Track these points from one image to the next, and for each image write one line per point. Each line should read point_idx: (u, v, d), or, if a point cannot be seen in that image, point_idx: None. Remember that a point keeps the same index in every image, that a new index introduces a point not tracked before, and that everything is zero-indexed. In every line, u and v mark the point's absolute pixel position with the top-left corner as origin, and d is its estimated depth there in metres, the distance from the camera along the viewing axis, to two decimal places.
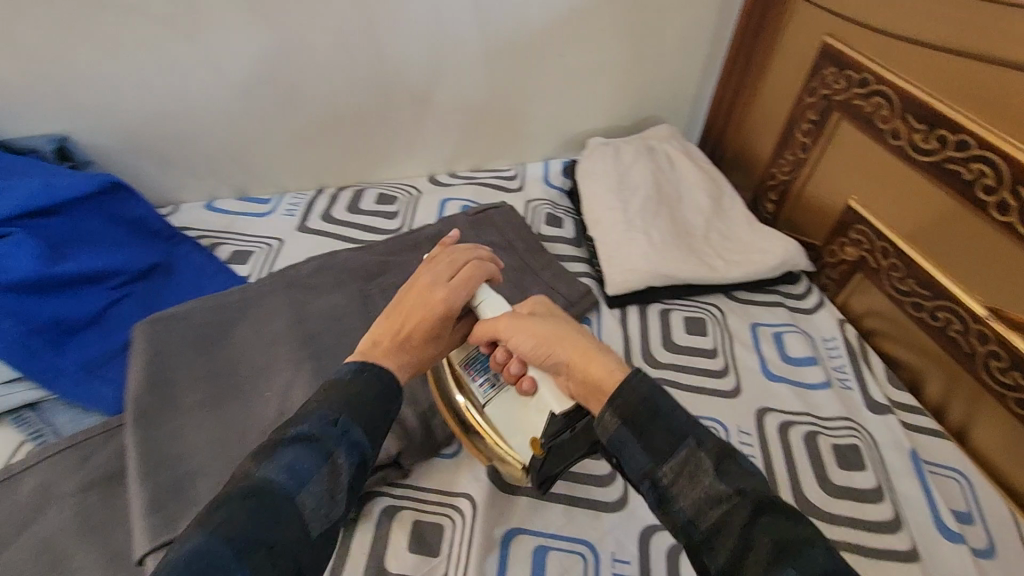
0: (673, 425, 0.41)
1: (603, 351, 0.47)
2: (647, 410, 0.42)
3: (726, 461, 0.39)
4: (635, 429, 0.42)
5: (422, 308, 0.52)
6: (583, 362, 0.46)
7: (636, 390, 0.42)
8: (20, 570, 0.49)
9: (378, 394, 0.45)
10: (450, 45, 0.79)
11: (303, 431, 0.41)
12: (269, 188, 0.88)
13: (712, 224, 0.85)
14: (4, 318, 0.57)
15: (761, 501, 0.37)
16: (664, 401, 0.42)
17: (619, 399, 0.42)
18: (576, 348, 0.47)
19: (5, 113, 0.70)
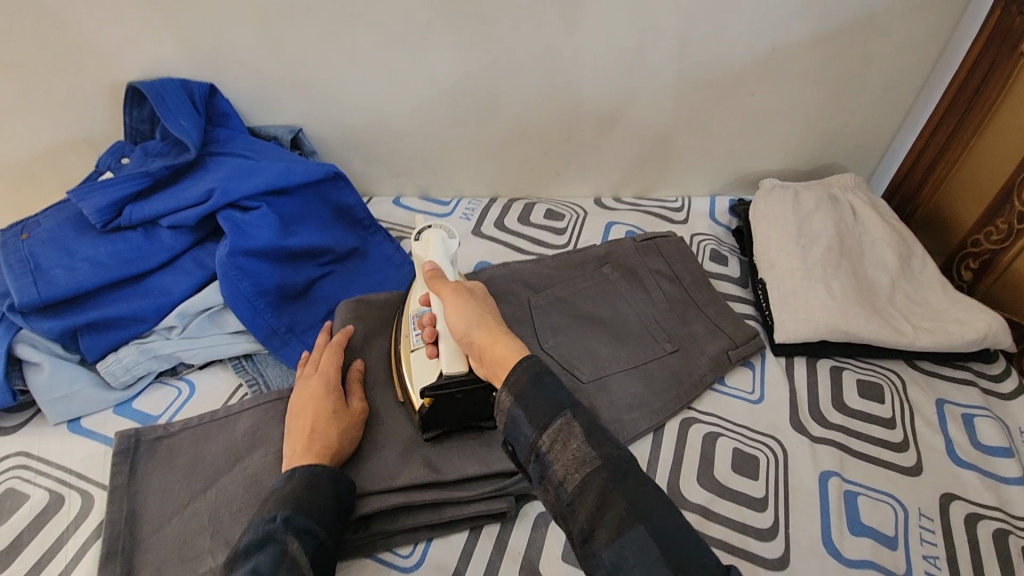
0: (555, 399, 0.45)
1: (508, 337, 0.51)
2: (533, 385, 0.46)
3: (596, 433, 0.44)
4: (521, 403, 0.45)
5: (309, 399, 0.59)
6: (488, 343, 0.51)
7: (525, 370, 0.46)
8: (234, 500, 0.55)
9: (305, 486, 0.51)
10: (646, 76, 0.81)
11: (245, 540, 0.47)
12: (449, 192, 0.94)
13: (898, 286, 0.80)
14: (245, 279, 0.66)
15: (624, 473, 0.42)
16: (533, 374, 0.46)
17: (509, 379, 0.47)
18: (483, 334, 0.52)
19: (257, 103, 0.81)
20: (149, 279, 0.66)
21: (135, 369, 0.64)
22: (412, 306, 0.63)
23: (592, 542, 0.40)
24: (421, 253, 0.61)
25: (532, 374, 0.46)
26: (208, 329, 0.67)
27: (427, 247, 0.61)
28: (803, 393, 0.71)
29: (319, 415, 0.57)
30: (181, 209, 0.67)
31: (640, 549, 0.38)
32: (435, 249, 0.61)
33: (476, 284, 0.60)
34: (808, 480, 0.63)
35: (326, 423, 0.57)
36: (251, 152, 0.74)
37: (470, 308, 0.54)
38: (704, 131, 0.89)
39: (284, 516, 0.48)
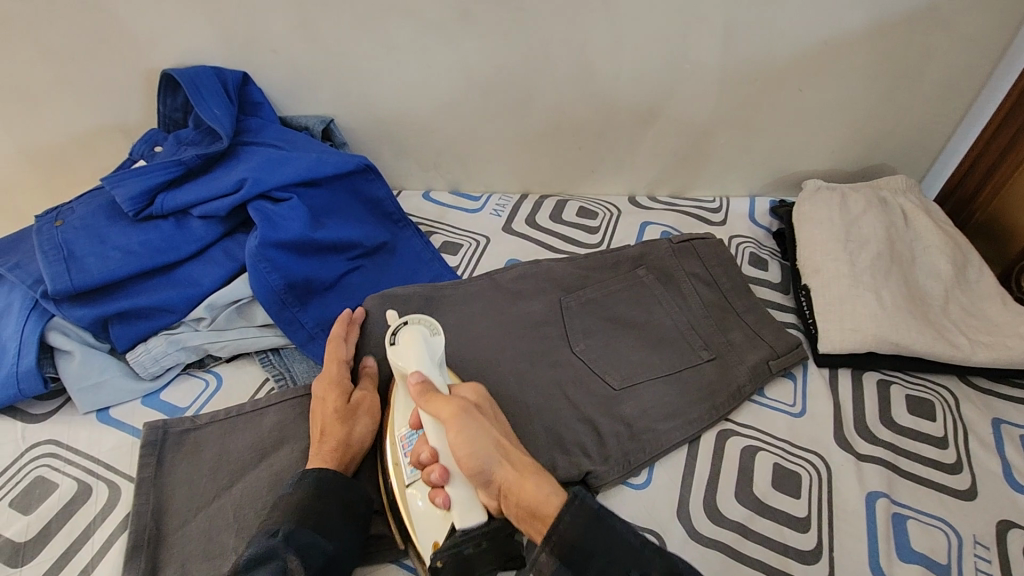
0: (618, 547, 0.44)
1: (538, 474, 0.48)
2: (583, 548, 0.44)
3: None
4: (572, 564, 0.44)
5: (318, 400, 0.58)
6: (517, 488, 0.47)
7: (570, 528, 0.44)
8: (258, 498, 0.55)
9: (310, 500, 0.49)
10: (689, 70, 0.78)
11: (244, 554, 0.45)
12: (479, 187, 0.92)
13: (952, 296, 0.75)
14: (273, 272, 0.64)
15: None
16: (585, 520, 0.45)
17: (556, 534, 0.45)
18: (510, 473, 0.47)
19: (290, 93, 0.80)
20: (179, 269, 0.66)
21: (164, 360, 0.63)
22: (398, 423, 0.55)
23: None
24: (404, 364, 0.53)
25: (582, 529, 0.45)
26: (236, 321, 0.66)
27: (410, 356, 0.53)
28: (848, 407, 0.68)
29: (325, 416, 0.56)
30: (212, 198, 0.66)
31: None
32: (418, 355, 0.53)
33: (472, 389, 0.54)
34: (853, 500, 0.60)
35: (334, 422, 0.56)
36: (283, 142, 0.73)
37: (484, 434, 0.49)
38: (747, 129, 0.85)
39: (284, 530, 0.46)
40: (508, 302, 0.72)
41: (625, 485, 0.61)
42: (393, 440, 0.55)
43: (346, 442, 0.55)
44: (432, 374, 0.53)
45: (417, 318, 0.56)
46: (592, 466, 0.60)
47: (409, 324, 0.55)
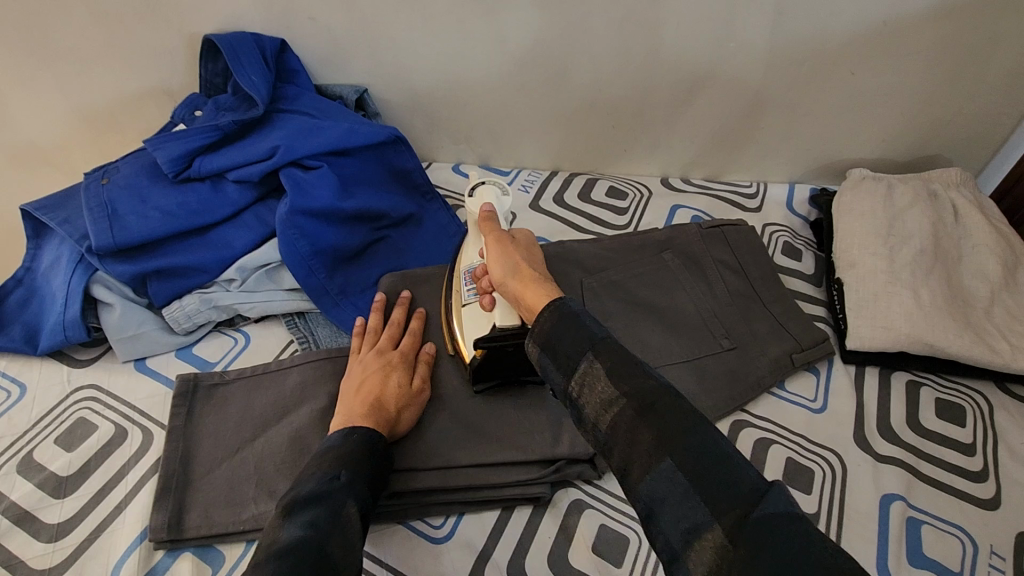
0: (583, 333, 0.46)
1: (541, 283, 0.53)
2: (557, 333, 0.47)
3: (620, 367, 0.43)
4: (549, 352, 0.47)
5: (370, 373, 0.59)
6: (522, 292, 0.53)
7: (546, 321, 0.48)
8: (277, 454, 0.58)
9: (361, 454, 0.51)
10: (733, 48, 0.75)
11: (305, 490, 0.46)
12: (509, 162, 0.92)
13: (998, 298, 0.71)
14: (301, 239, 0.67)
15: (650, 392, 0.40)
16: (560, 319, 0.47)
17: (539, 327, 0.48)
18: (514, 277, 0.54)
19: (326, 62, 0.81)
20: (214, 231, 0.68)
21: (197, 317, 0.67)
22: (463, 262, 0.64)
23: (630, 478, 0.38)
24: (476, 209, 0.64)
25: (557, 322, 0.47)
26: (265, 284, 0.69)
27: (481, 202, 0.64)
28: (871, 406, 0.66)
29: (377, 387, 0.58)
30: (246, 164, 0.68)
31: (667, 481, 0.36)
32: (489, 203, 0.64)
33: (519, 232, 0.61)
34: (867, 501, 0.59)
35: (388, 396, 0.58)
36: (317, 110, 0.74)
37: (506, 258, 0.56)
38: (791, 111, 0.82)
39: (343, 477, 0.48)
40: None
41: None
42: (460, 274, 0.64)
43: (393, 420, 0.57)
44: (495, 216, 0.63)
45: (492, 180, 0.67)
46: None
47: (486, 184, 0.67)
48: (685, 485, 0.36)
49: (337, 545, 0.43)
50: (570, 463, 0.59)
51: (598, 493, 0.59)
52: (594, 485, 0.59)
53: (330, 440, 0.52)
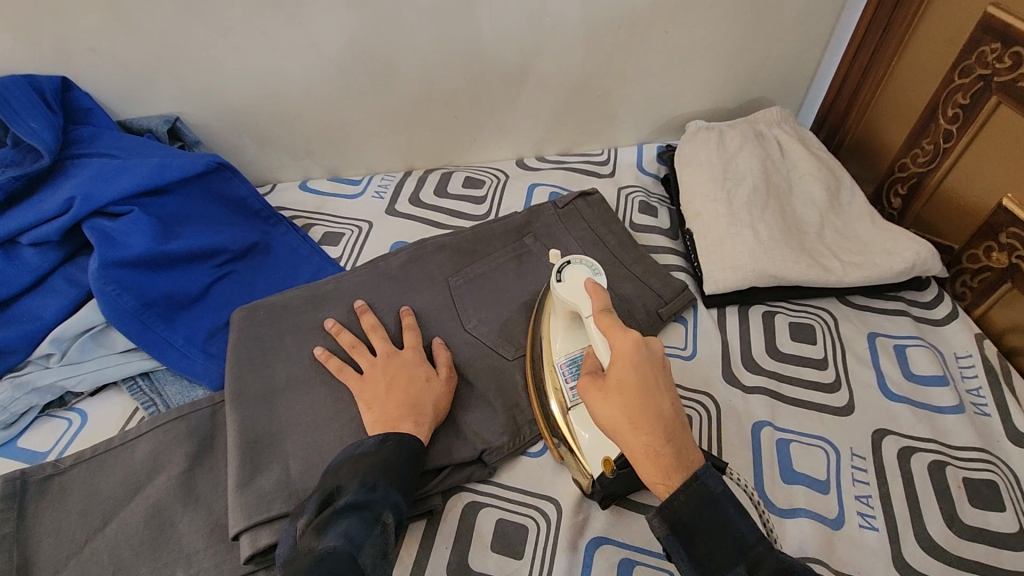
0: (720, 517, 0.41)
1: (667, 447, 0.42)
2: (698, 520, 0.41)
3: None
4: (678, 534, 0.42)
5: (393, 372, 0.58)
6: (636, 450, 0.43)
7: (688, 502, 0.41)
8: (131, 536, 0.52)
9: (400, 460, 0.50)
10: (552, 23, 0.75)
11: (347, 498, 0.46)
12: (360, 170, 0.89)
13: (828, 220, 0.77)
14: (123, 293, 0.60)
15: (710, 507, 0.41)
16: (699, 501, 0.42)
17: (669, 507, 0.42)
18: (630, 436, 0.43)
19: (125, 95, 0.73)
20: (16, 304, 0.61)
21: (13, 406, 0.59)
22: (556, 349, 0.57)
23: None
24: (574, 300, 0.54)
25: (700, 506, 0.41)
26: (92, 351, 0.62)
27: (579, 294, 0.54)
28: (734, 343, 0.70)
29: (406, 386, 0.57)
30: (39, 223, 0.60)
31: None
32: (584, 298, 0.53)
33: (632, 336, 0.47)
34: (741, 432, 0.63)
35: (422, 393, 0.56)
36: (118, 150, 0.67)
37: (619, 401, 0.44)
38: (622, 77, 0.84)
39: (383, 486, 0.48)
40: (395, 286, 0.69)
41: (521, 455, 0.61)
42: (552, 364, 0.57)
43: (433, 414, 0.56)
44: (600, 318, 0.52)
45: (579, 257, 0.57)
46: (485, 442, 0.59)
47: (574, 263, 0.56)
48: None
49: (367, 558, 0.42)
50: (458, 467, 0.58)
51: (493, 490, 0.58)
52: (489, 484, 0.59)
53: (367, 445, 0.51)
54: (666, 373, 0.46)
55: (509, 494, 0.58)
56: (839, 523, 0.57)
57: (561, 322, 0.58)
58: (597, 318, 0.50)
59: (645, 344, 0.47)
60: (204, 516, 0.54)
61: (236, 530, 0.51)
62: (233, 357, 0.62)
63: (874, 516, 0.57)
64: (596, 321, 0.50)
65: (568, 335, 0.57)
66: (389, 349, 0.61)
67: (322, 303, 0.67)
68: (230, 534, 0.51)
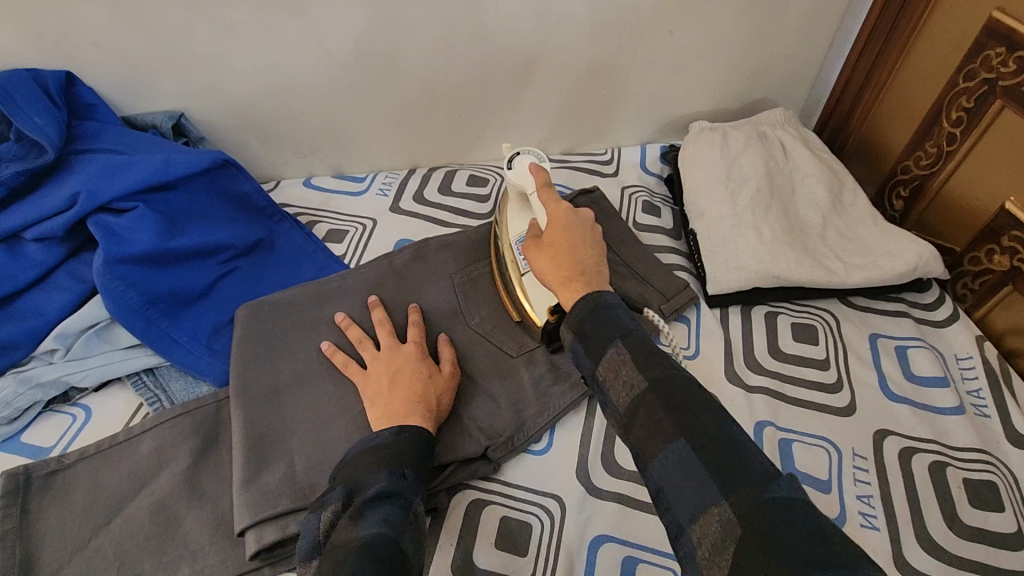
0: (613, 326, 0.46)
1: (581, 277, 0.51)
2: (593, 322, 0.47)
3: (653, 359, 0.42)
4: (579, 339, 0.47)
5: (397, 366, 0.58)
6: (560, 286, 0.51)
7: (585, 307, 0.48)
8: (137, 531, 0.52)
9: (417, 452, 0.50)
10: (557, 22, 0.75)
11: (376, 487, 0.46)
12: (363, 167, 0.88)
13: (830, 221, 0.78)
14: (128, 289, 0.60)
15: (601, 315, 0.47)
16: (592, 307, 0.47)
17: (574, 316, 0.48)
18: (554, 271, 0.52)
19: (130, 91, 0.73)
20: (20, 300, 0.61)
21: (17, 401, 0.59)
22: (512, 231, 0.66)
23: (643, 458, 0.39)
24: (521, 182, 0.64)
25: (593, 312, 0.47)
26: (97, 347, 0.62)
27: (527, 176, 0.63)
28: (737, 342, 0.71)
29: (411, 380, 0.57)
30: (44, 219, 0.60)
31: (682, 464, 0.37)
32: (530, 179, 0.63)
33: (564, 204, 0.57)
34: (743, 432, 0.63)
35: (425, 387, 0.57)
36: (123, 145, 0.67)
37: (551, 250, 0.54)
38: (626, 76, 0.84)
39: (410, 473, 0.48)
40: (399, 283, 0.69)
41: (525, 452, 0.61)
42: (508, 243, 0.66)
43: (436, 410, 0.56)
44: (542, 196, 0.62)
45: (528, 150, 0.67)
46: (490, 438, 0.59)
47: (523, 155, 0.66)
48: (700, 467, 0.36)
49: (408, 541, 0.43)
50: (463, 464, 0.58)
51: (497, 487, 0.58)
52: (493, 481, 0.59)
53: (382, 436, 0.51)
54: (593, 233, 0.56)
55: (514, 491, 0.58)
56: (841, 523, 0.57)
57: (515, 207, 0.67)
58: (539, 191, 0.60)
59: (574, 211, 0.57)
60: (209, 511, 0.54)
61: (242, 526, 0.51)
62: (237, 354, 0.62)
63: (875, 515, 0.57)
64: (538, 195, 0.60)
65: (519, 216, 0.66)
66: (394, 343, 0.61)
67: (327, 300, 0.67)
68: (236, 530, 0.51)
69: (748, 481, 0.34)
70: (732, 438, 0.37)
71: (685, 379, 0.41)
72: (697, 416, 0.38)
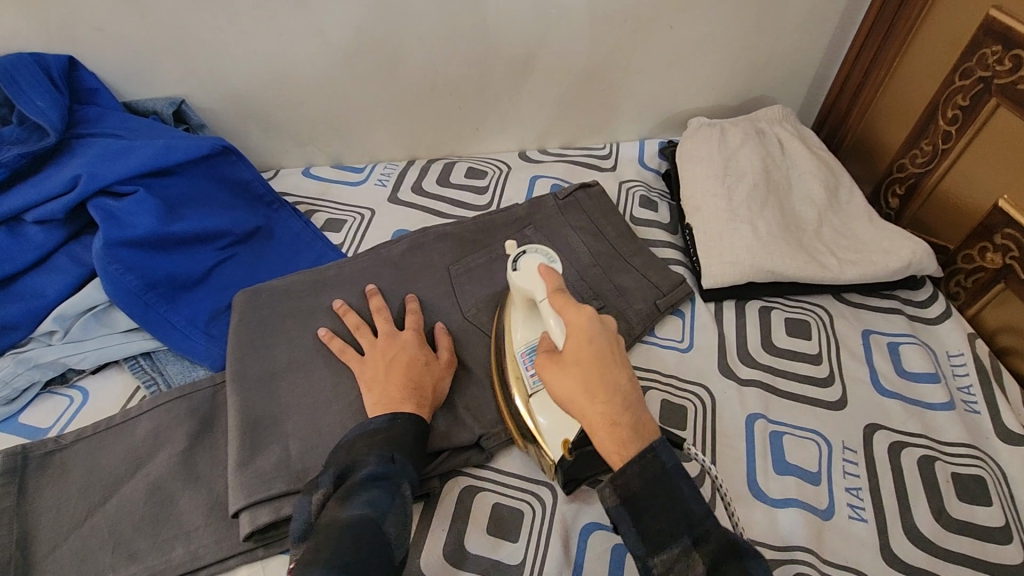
0: (676, 508, 0.41)
1: (622, 419, 0.42)
2: (648, 495, 0.41)
3: (726, 565, 0.39)
4: (629, 508, 0.42)
5: (395, 352, 0.59)
6: (594, 423, 0.42)
7: (638, 478, 0.41)
8: (132, 511, 0.53)
9: (411, 439, 0.51)
10: (557, 15, 0.76)
11: (367, 470, 0.47)
12: (363, 157, 0.89)
13: (826, 218, 0.78)
14: (127, 272, 0.61)
15: (662, 487, 0.41)
16: (649, 478, 0.41)
17: (622, 482, 0.41)
18: (587, 410, 0.42)
19: (131, 77, 0.74)
20: (19, 282, 0.61)
21: (15, 381, 0.59)
22: (517, 339, 0.57)
23: None
24: (529, 287, 0.53)
25: (649, 482, 0.41)
26: (95, 330, 0.62)
27: (535, 280, 0.53)
28: (730, 335, 0.71)
29: (408, 367, 0.57)
30: (45, 200, 0.60)
31: None
32: (541, 281, 0.52)
33: (588, 311, 0.45)
34: (734, 424, 0.64)
35: (422, 375, 0.57)
36: (124, 130, 0.67)
37: (575, 377, 0.43)
38: (626, 71, 0.84)
39: (400, 459, 0.49)
40: (396, 272, 0.69)
41: (518, 441, 0.61)
42: (513, 353, 0.57)
43: (431, 397, 0.57)
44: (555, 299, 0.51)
45: (534, 247, 0.56)
46: (484, 428, 0.59)
47: (529, 253, 0.56)
48: None
49: (392, 525, 0.44)
50: (458, 450, 0.59)
51: (491, 473, 0.59)
52: (486, 468, 0.59)
53: (377, 423, 0.51)
54: (619, 350, 0.45)
55: (507, 478, 0.59)
56: (829, 514, 0.58)
57: (520, 312, 0.58)
58: (552, 298, 0.49)
59: (600, 322, 0.45)
60: (204, 493, 0.54)
61: (236, 508, 0.51)
62: (234, 339, 0.62)
63: (863, 507, 0.58)
64: (550, 302, 0.49)
65: (526, 324, 0.57)
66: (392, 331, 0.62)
67: (324, 288, 0.67)
68: (229, 512, 0.52)
69: None
70: None
71: None
72: None
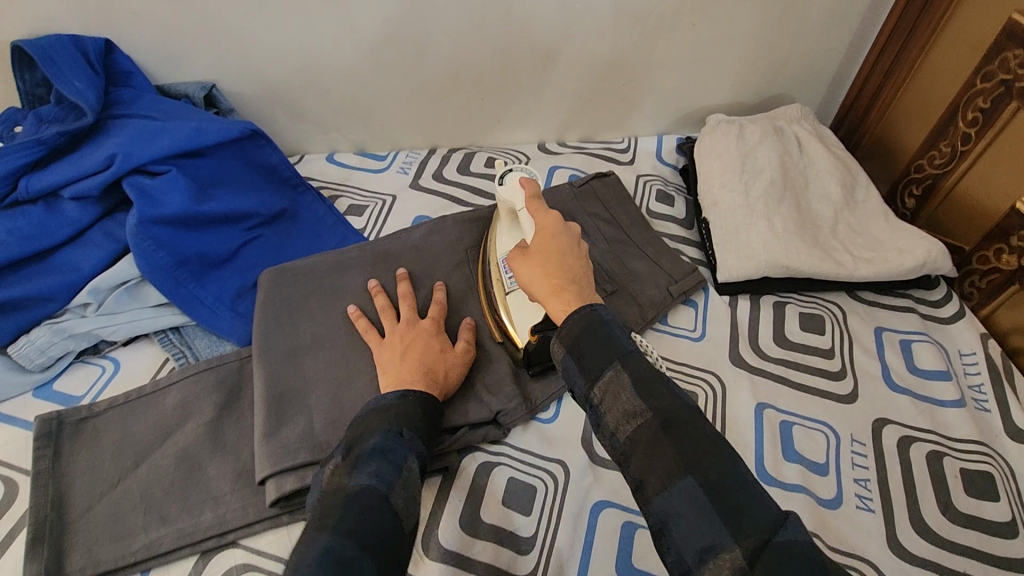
0: (610, 345, 0.45)
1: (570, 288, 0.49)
2: (587, 338, 0.46)
3: (653, 384, 0.43)
4: (573, 354, 0.46)
5: (410, 338, 0.60)
6: (547, 295, 0.50)
7: (578, 322, 0.46)
8: (162, 476, 0.55)
9: (417, 413, 0.52)
10: (581, 9, 0.77)
11: (371, 443, 0.47)
12: (385, 145, 0.91)
13: (842, 216, 0.79)
14: (159, 249, 0.63)
15: (598, 330, 0.46)
16: (587, 322, 0.46)
17: (568, 331, 0.47)
18: (543, 281, 0.50)
19: (165, 60, 0.76)
20: (56, 255, 0.63)
21: (51, 349, 0.62)
22: (499, 249, 0.64)
23: (643, 487, 0.39)
24: (511, 199, 0.60)
25: (588, 326, 0.46)
26: (127, 303, 0.64)
27: (515, 192, 0.60)
28: (744, 327, 0.72)
29: (422, 352, 0.59)
30: (82, 177, 0.63)
31: (685, 496, 0.37)
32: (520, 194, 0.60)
33: (554, 216, 0.55)
34: (746, 413, 0.65)
35: (434, 360, 0.58)
36: (156, 111, 0.69)
37: (540, 261, 0.51)
38: (647, 66, 0.85)
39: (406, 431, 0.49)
40: (417, 256, 0.71)
41: (533, 420, 0.63)
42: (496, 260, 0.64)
43: (443, 380, 0.58)
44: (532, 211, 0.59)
45: (519, 166, 0.63)
46: (501, 405, 0.61)
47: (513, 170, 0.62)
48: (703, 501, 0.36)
49: (399, 496, 0.44)
50: (475, 427, 0.60)
51: (506, 450, 0.61)
52: (501, 447, 0.61)
53: (387, 398, 0.52)
54: (581, 246, 0.54)
55: (521, 456, 0.60)
56: (837, 503, 0.59)
57: (504, 224, 0.64)
58: (528, 205, 0.57)
59: (564, 223, 0.55)
60: (231, 461, 0.56)
61: (263, 475, 0.53)
62: (260, 316, 0.64)
63: (871, 498, 0.59)
64: (526, 208, 0.58)
65: (508, 234, 0.63)
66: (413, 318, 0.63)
67: (346, 269, 0.69)
68: (257, 478, 0.54)
69: (761, 523, 0.35)
70: (732, 468, 0.38)
71: (685, 404, 0.42)
72: (699, 444, 0.39)
